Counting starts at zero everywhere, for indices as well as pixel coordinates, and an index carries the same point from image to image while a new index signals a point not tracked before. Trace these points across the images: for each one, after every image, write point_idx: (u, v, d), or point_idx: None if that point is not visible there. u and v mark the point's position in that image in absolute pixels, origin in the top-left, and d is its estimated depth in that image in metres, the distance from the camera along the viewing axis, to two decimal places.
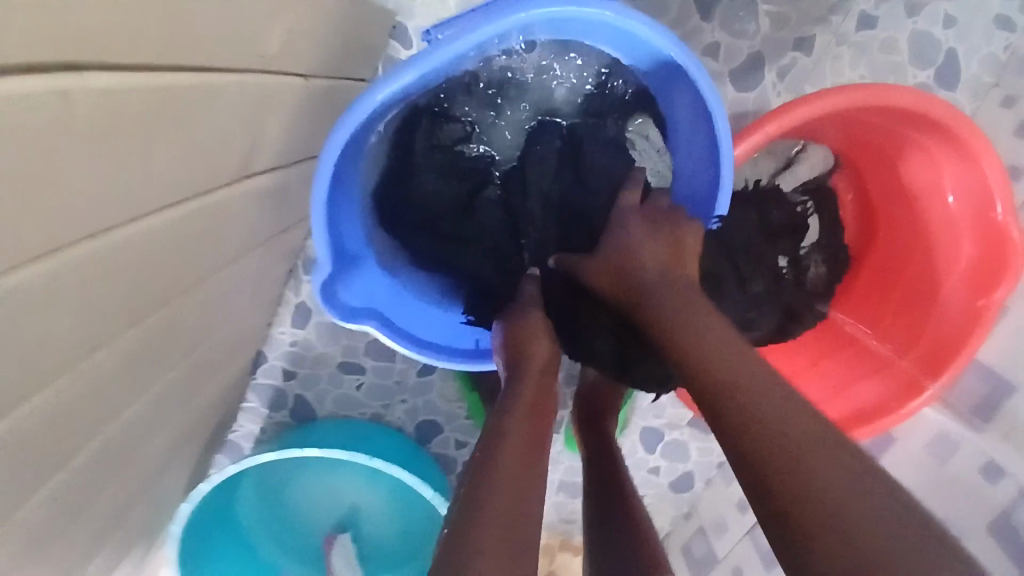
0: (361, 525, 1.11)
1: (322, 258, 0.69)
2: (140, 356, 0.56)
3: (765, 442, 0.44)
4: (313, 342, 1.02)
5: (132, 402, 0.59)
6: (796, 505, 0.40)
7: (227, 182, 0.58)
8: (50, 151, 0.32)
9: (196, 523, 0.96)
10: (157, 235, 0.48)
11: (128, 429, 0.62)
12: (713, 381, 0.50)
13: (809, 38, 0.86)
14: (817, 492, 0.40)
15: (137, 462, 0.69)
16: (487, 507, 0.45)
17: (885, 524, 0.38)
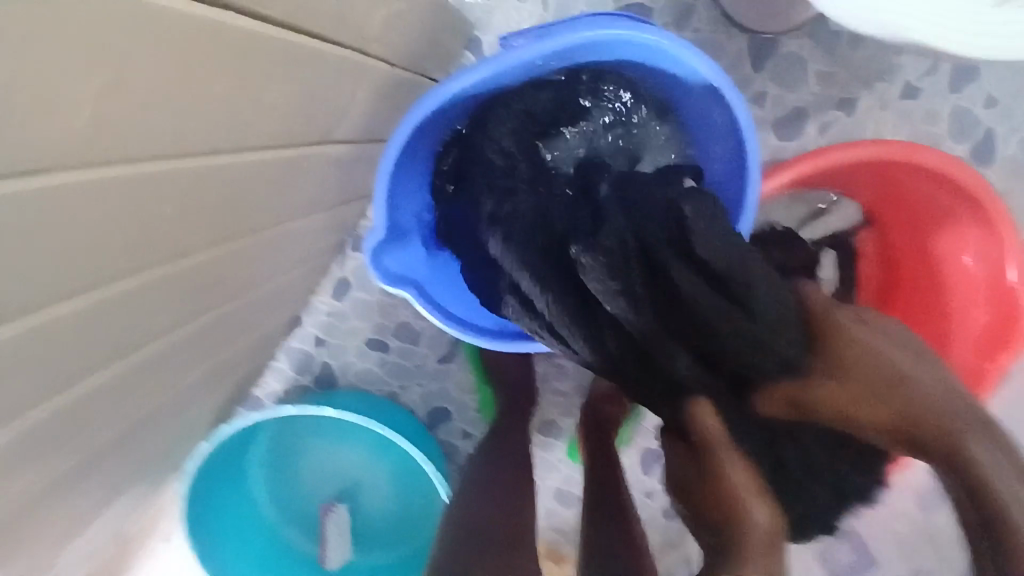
0: (359, 497, 1.17)
1: (377, 222, 0.68)
2: (212, 278, 0.61)
3: (926, 429, 0.48)
4: (348, 314, 1.07)
5: (195, 322, 0.65)
6: (986, 505, 0.45)
7: (319, 140, 0.63)
8: (153, 58, 0.37)
9: (208, 465, 1.02)
10: (247, 164, 0.53)
11: (185, 347, 0.67)
12: (870, 368, 0.52)
13: (853, 99, 0.92)
14: (977, 482, 0.45)
15: (180, 384, 0.74)
16: (742, 519, 0.52)
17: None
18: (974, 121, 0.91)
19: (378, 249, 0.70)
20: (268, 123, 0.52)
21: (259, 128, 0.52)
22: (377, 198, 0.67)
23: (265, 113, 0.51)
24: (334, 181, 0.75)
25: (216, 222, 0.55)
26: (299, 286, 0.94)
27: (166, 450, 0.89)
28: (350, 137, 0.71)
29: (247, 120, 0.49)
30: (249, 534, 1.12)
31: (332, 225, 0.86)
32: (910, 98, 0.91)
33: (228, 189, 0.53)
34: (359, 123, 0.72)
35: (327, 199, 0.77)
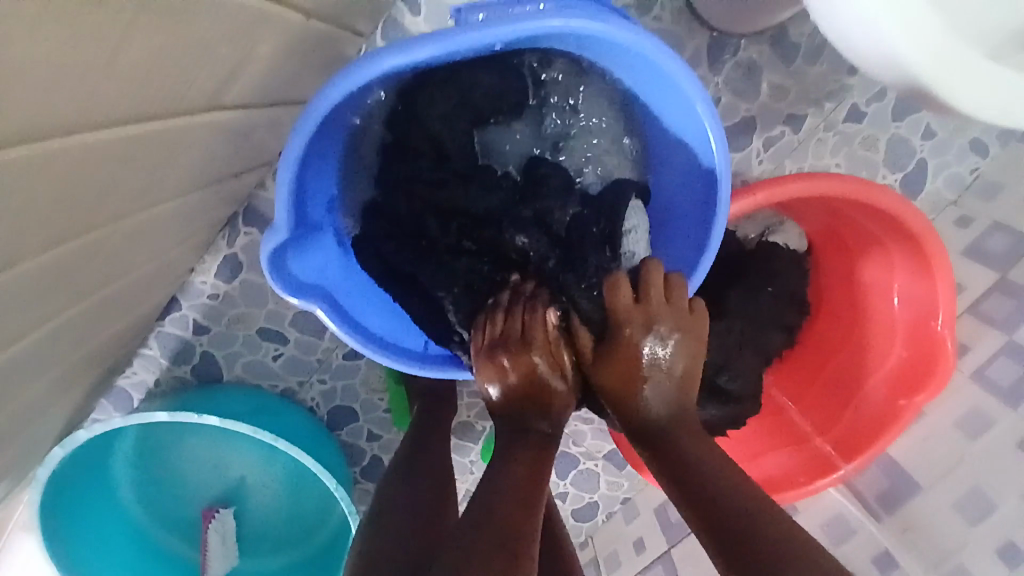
0: (247, 500, 1.05)
1: (280, 220, 0.56)
2: (51, 286, 0.47)
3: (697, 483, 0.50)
4: (237, 299, 0.92)
5: (31, 337, 0.50)
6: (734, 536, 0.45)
7: (198, 110, 0.49)
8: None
9: (62, 470, 0.86)
10: (98, 146, 0.39)
11: (20, 365, 0.52)
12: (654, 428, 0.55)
13: (800, 116, 0.88)
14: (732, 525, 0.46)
15: (15, 404, 0.59)
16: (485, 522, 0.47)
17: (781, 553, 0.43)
18: (908, 152, 0.91)
19: (279, 254, 0.57)
20: (121, 100, 0.38)
21: (111, 104, 0.37)
22: (277, 190, 0.54)
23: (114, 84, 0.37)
24: (223, 151, 0.61)
25: (54, 225, 0.41)
26: (175, 270, 0.79)
27: (5, 466, 0.73)
28: (245, 102, 0.57)
29: (94, 96, 0.35)
30: (116, 547, 0.96)
31: (218, 198, 0.71)
32: (854, 121, 0.89)
33: (70, 185, 0.39)
34: (258, 87, 0.58)
35: (211, 173, 0.62)
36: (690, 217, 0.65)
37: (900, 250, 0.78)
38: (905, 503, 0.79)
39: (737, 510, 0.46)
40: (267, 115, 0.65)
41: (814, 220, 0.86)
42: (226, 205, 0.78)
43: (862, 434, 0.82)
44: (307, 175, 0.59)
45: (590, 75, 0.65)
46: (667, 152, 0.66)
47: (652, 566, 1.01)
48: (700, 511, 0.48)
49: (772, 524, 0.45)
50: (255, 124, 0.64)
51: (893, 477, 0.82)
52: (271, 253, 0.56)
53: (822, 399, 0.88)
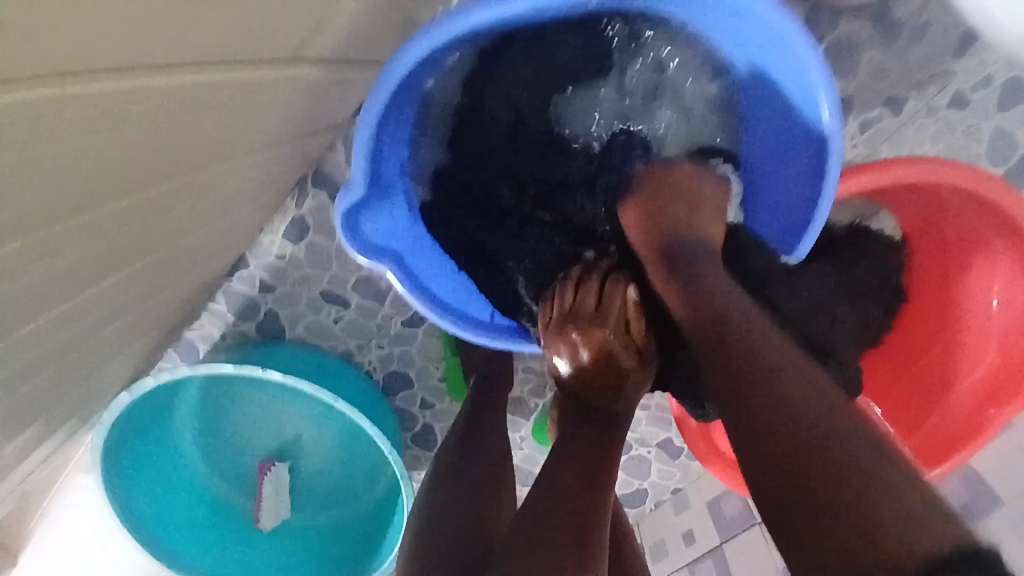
0: (300, 456, 1.07)
1: (355, 179, 0.55)
2: (133, 229, 0.48)
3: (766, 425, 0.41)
4: (302, 261, 0.92)
5: (112, 277, 0.52)
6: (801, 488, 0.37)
7: (278, 60, 0.48)
8: None
9: (129, 414, 0.90)
10: (173, 87, 0.39)
11: (100, 305, 0.54)
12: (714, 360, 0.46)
13: (901, 99, 0.82)
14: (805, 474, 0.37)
15: (92, 344, 0.61)
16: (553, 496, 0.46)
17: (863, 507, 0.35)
18: (1011, 144, 0.81)
19: (353, 214, 0.56)
20: (196, 36, 0.38)
21: (185, 42, 0.37)
22: (355, 148, 0.53)
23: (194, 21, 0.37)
24: (301, 108, 0.61)
25: (132, 163, 0.41)
26: (245, 226, 0.80)
27: (80, 404, 0.77)
28: (327, 57, 0.56)
29: (166, 30, 0.35)
30: (176, 491, 1.01)
31: (293, 156, 0.72)
32: (958, 107, 0.81)
33: (147, 124, 0.39)
34: (339, 41, 0.57)
35: (290, 129, 0.62)
36: (788, 199, 0.61)
37: (1007, 249, 0.72)
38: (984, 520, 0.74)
39: (825, 447, 0.38)
40: (347, 73, 0.65)
41: (910, 214, 0.80)
42: (298, 164, 0.78)
43: (944, 443, 0.77)
44: (384, 134, 0.57)
45: (683, 44, 0.62)
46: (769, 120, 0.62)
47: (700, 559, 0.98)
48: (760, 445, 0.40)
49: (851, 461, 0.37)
50: (335, 82, 0.63)
51: (971, 490, 0.77)
52: (345, 212, 0.55)
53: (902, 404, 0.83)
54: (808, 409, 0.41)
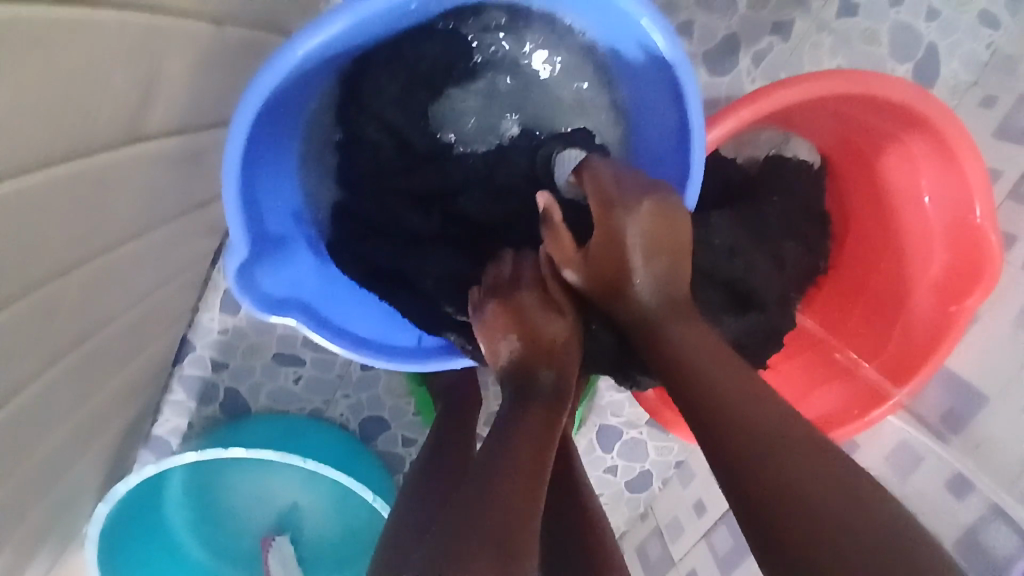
0: (299, 525, 1.03)
1: (235, 237, 0.54)
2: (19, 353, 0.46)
3: (738, 438, 0.42)
4: (247, 330, 0.92)
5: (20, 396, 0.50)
6: (783, 502, 0.38)
7: (122, 141, 0.48)
8: None
9: (114, 529, 0.89)
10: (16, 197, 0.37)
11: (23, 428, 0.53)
12: (692, 377, 0.47)
13: (787, 22, 0.82)
14: (792, 493, 0.38)
15: (29, 473, 0.59)
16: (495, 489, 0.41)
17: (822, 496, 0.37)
18: (915, 38, 0.82)
19: (245, 269, 0.55)
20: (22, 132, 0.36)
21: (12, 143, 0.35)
22: (226, 206, 0.52)
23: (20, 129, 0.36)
24: (173, 180, 0.59)
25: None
26: (174, 310, 0.79)
27: (49, 526, 0.75)
28: (177, 125, 0.55)
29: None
30: None
31: (191, 228, 0.70)
32: (848, 15, 0.82)
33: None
34: (189, 105, 0.56)
35: (168, 205, 0.61)
36: (672, 139, 0.59)
37: (917, 140, 0.71)
38: (973, 417, 0.71)
39: (795, 473, 0.39)
40: (213, 136, 0.64)
41: (820, 131, 0.80)
42: (207, 236, 0.77)
43: (909, 354, 0.75)
44: (257, 187, 0.57)
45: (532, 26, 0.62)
46: (632, 83, 0.62)
47: (715, 527, 0.96)
48: (721, 455, 0.42)
49: (803, 469, 0.39)
50: (202, 149, 0.63)
51: (955, 392, 0.75)
52: (237, 270, 0.55)
53: (862, 327, 0.81)
54: (778, 432, 0.41)
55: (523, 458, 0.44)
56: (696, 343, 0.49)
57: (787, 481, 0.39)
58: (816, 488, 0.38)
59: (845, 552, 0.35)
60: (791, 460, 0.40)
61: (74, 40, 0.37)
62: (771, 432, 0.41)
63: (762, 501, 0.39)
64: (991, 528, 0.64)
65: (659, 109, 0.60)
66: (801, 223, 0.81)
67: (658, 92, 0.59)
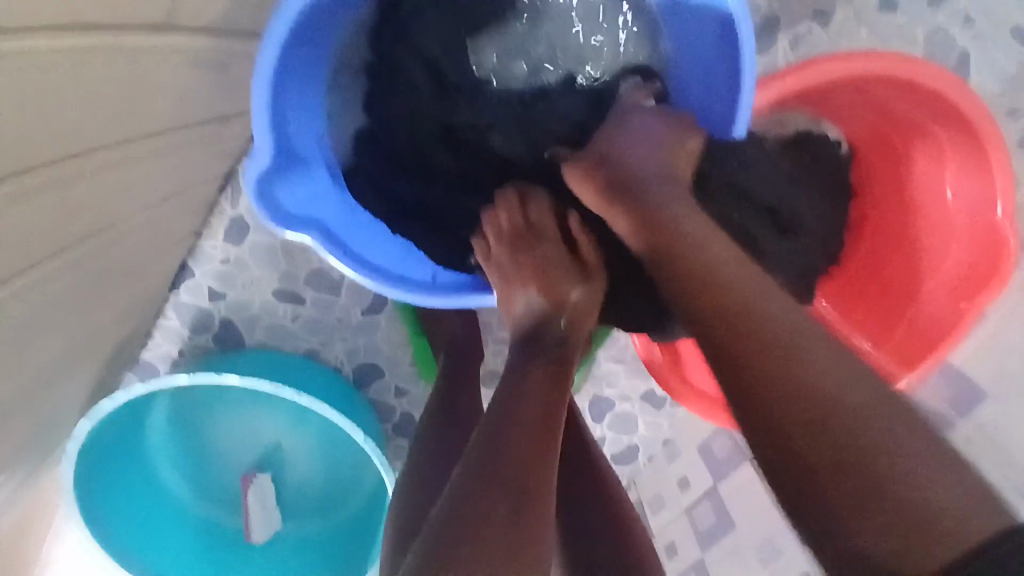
0: (283, 466, 1.02)
1: (260, 142, 0.53)
2: (22, 244, 0.45)
3: (746, 343, 0.42)
4: (249, 262, 0.90)
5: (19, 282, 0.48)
6: (785, 399, 0.39)
7: (154, 26, 0.45)
8: None
9: (94, 448, 0.87)
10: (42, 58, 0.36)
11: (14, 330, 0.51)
12: (705, 289, 0.46)
13: (830, 6, 0.82)
14: (813, 389, 0.39)
15: (15, 375, 0.58)
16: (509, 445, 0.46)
17: (828, 378, 0.39)
18: (951, 42, 0.78)
19: (267, 180, 0.54)
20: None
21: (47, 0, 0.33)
22: (254, 112, 0.51)
23: None
24: (198, 85, 0.58)
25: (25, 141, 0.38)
26: (177, 231, 0.77)
27: (26, 435, 0.73)
28: (211, 25, 0.53)
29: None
30: (162, 516, 0.97)
31: (208, 142, 0.68)
32: (890, 10, 0.80)
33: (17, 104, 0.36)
34: (224, 7, 0.54)
35: (189, 112, 0.59)
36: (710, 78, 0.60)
37: (952, 136, 0.70)
38: (972, 413, 0.72)
39: (814, 376, 0.39)
40: (246, 46, 0.62)
41: (860, 123, 0.80)
42: (222, 156, 0.75)
43: (922, 341, 0.75)
44: (286, 97, 0.55)
45: None
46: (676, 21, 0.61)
47: (699, 504, 0.97)
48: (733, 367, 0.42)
49: (816, 370, 0.39)
50: (233, 57, 0.61)
51: (954, 387, 0.75)
52: (257, 176, 0.53)
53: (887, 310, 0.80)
54: (783, 329, 0.42)
55: (525, 427, 0.48)
56: (714, 257, 0.48)
57: (803, 376, 0.39)
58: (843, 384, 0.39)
59: (834, 442, 0.37)
60: (804, 359, 0.40)
61: None
62: (773, 335, 0.42)
63: (779, 402, 0.39)
64: None
65: (702, 45, 0.59)
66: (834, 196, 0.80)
67: (704, 29, 0.58)
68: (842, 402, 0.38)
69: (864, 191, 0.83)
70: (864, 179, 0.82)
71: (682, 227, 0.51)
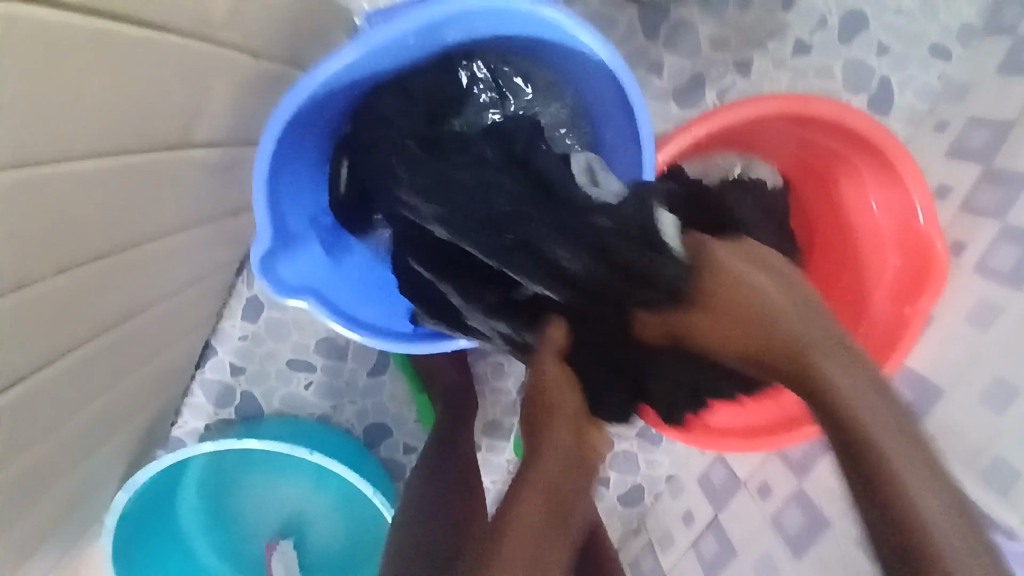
0: (305, 528, 1.08)
1: (261, 229, 0.63)
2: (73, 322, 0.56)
3: (834, 400, 0.44)
4: (263, 337, 1.00)
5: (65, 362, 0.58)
6: (873, 457, 0.41)
7: (172, 145, 0.58)
8: None
9: (132, 521, 0.95)
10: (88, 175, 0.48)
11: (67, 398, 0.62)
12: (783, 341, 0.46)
13: (747, 60, 0.92)
14: (887, 448, 0.41)
15: (67, 444, 0.68)
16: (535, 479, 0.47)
17: (896, 439, 0.42)
18: (867, 71, 0.92)
19: (268, 259, 0.65)
20: (100, 121, 0.46)
21: (91, 134, 0.46)
22: (253, 203, 0.62)
23: (98, 119, 0.46)
24: (209, 186, 0.70)
25: (65, 244, 0.49)
26: (199, 312, 0.88)
27: (70, 506, 0.81)
28: (217, 138, 0.66)
29: (74, 121, 0.43)
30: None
31: (220, 234, 0.80)
32: (803, 53, 0.92)
33: (70, 205, 0.47)
34: (227, 121, 0.67)
35: (203, 209, 0.71)
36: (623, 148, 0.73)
37: (870, 162, 0.79)
38: (931, 409, 0.77)
39: (891, 438, 0.41)
40: (245, 150, 0.75)
41: (791, 155, 0.88)
42: (233, 242, 0.87)
43: (876, 348, 0.81)
44: (280, 189, 0.67)
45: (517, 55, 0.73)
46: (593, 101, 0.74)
47: (703, 535, 1.00)
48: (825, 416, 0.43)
49: (895, 432, 0.42)
50: (235, 160, 0.73)
51: (915, 387, 0.81)
52: (260, 258, 0.64)
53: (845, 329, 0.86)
54: (854, 381, 0.44)
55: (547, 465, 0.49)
56: (772, 300, 0.48)
57: (882, 438, 0.42)
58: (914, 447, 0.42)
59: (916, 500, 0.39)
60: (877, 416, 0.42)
61: (144, 61, 0.48)
62: (853, 396, 0.43)
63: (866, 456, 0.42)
64: None
65: (616, 122, 0.73)
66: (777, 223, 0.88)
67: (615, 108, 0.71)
68: (925, 505, 0.39)
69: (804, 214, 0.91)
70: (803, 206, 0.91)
71: (745, 287, 0.49)
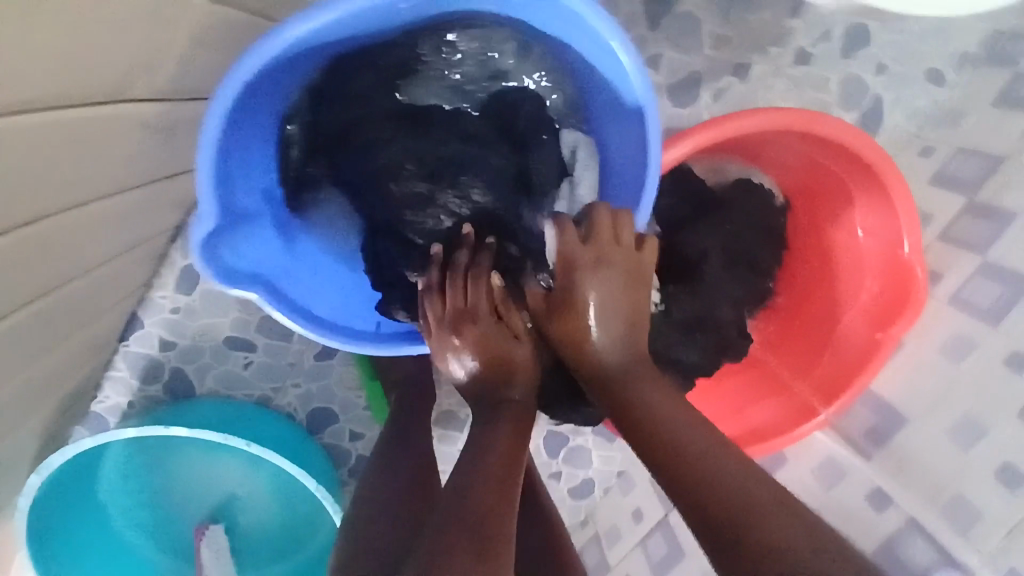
0: (237, 515, 1.01)
1: (205, 208, 0.54)
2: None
3: (686, 461, 0.49)
4: (199, 311, 0.90)
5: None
6: (728, 512, 0.45)
7: (106, 100, 0.48)
8: None
9: (41, 505, 0.85)
10: (0, 135, 0.38)
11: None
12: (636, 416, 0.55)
13: (747, 64, 0.88)
14: (741, 500, 0.45)
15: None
16: (463, 513, 0.46)
17: (753, 491, 0.46)
18: (862, 88, 0.89)
19: (212, 243, 0.56)
20: (25, 71, 0.37)
21: (5, 88, 0.36)
22: (198, 179, 0.53)
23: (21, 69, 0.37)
24: (147, 148, 0.60)
25: None
26: (128, 284, 0.78)
27: None
28: (159, 96, 0.56)
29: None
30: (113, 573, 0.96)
31: (156, 201, 0.70)
32: (803, 63, 0.88)
33: None
34: (176, 76, 0.57)
35: (138, 174, 0.61)
36: (627, 161, 0.65)
37: (864, 184, 0.76)
38: (894, 435, 0.77)
39: (726, 486, 0.46)
40: (189, 111, 0.64)
41: (785, 168, 0.84)
42: (170, 211, 0.76)
43: (844, 374, 0.81)
44: (231, 163, 0.58)
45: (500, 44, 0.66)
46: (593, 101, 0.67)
47: (652, 534, 0.99)
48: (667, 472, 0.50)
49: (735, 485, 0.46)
50: (177, 122, 0.63)
51: (880, 411, 0.81)
52: (203, 239, 0.55)
53: (813, 352, 0.85)
54: (695, 440, 0.51)
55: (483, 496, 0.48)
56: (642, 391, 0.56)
57: (725, 488, 0.46)
58: (760, 493, 0.46)
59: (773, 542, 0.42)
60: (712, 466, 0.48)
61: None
62: (700, 454, 0.49)
63: (713, 509, 0.45)
64: (909, 540, 0.70)
65: (622, 131, 0.65)
66: (767, 232, 0.84)
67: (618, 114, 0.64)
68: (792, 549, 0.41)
69: (792, 229, 0.88)
70: (792, 221, 0.87)
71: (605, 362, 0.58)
